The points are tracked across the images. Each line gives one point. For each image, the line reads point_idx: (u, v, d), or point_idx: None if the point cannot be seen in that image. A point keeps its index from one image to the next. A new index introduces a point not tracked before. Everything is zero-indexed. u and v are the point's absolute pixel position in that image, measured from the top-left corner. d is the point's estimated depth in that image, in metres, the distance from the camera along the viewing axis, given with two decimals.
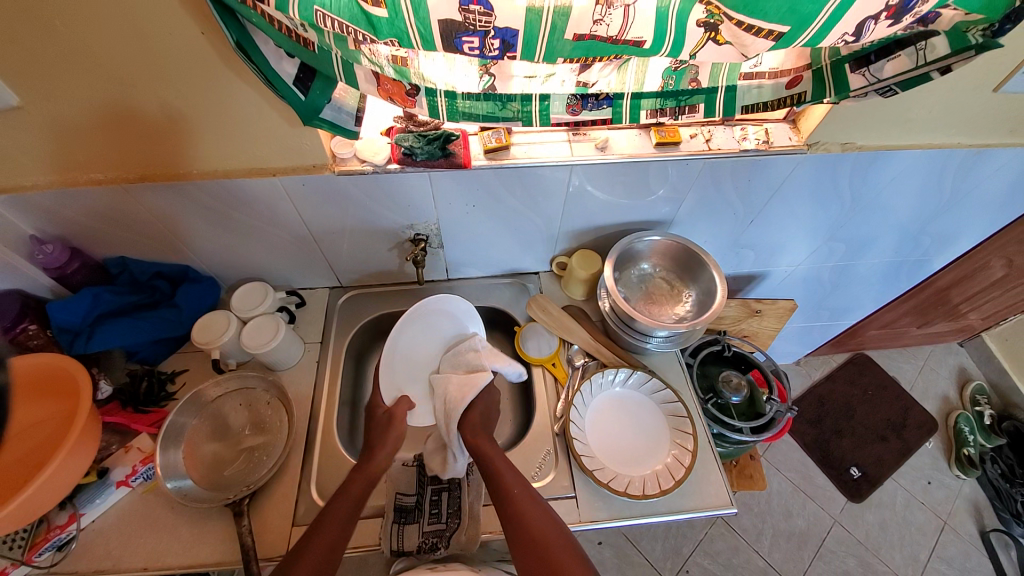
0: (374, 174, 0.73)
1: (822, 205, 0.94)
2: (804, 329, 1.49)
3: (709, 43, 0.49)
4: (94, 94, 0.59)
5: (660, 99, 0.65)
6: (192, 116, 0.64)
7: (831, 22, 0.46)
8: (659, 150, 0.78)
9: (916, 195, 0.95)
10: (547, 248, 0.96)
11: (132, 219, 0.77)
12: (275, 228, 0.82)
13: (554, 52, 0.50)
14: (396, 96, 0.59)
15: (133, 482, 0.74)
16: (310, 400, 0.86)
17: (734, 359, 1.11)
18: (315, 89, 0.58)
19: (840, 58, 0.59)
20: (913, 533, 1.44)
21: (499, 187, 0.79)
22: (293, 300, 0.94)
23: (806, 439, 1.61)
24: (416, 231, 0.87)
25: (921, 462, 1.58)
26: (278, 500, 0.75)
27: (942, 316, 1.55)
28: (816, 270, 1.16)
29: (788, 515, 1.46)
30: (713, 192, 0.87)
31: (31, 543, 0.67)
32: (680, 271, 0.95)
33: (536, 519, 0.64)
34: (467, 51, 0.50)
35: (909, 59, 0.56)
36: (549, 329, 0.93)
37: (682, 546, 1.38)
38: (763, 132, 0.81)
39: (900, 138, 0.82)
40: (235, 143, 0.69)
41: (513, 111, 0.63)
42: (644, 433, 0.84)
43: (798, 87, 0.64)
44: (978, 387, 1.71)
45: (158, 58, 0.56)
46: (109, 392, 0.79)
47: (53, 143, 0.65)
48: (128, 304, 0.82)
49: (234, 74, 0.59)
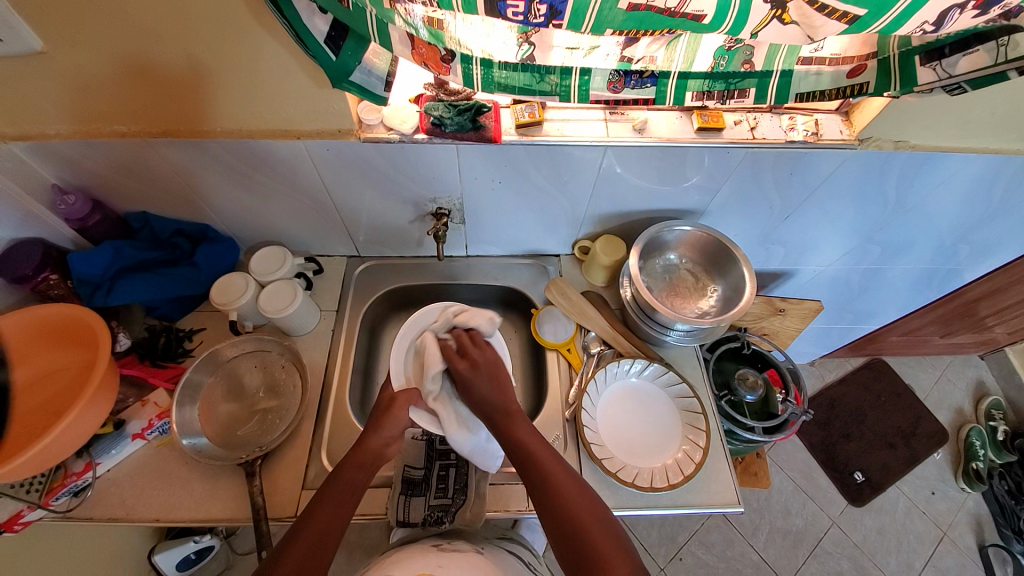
0: (401, 143, 0.71)
1: (863, 206, 0.89)
2: (824, 330, 1.45)
3: (773, 22, 0.45)
4: (116, 42, 0.57)
5: (708, 81, 0.60)
6: (218, 72, 0.62)
7: (912, 9, 0.42)
8: (700, 135, 0.74)
9: (964, 201, 0.90)
10: (571, 230, 0.94)
11: (154, 174, 0.76)
12: (298, 194, 0.81)
13: (604, 23, 0.46)
14: (430, 62, 0.55)
15: (148, 435, 0.75)
16: (324, 368, 0.86)
17: (752, 357, 1.10)
18: (346, 49, 0.54)
19: (909, 49, 0.54)
20: (911, 541, 1.44)
21: (527, 164, 0.76)
22: (311, 267, 0.93)
23: (812, 440, 1.60)
24: (438, 204, 0.84)
25: (927, 472, 1.56)
26: (289, 463, 0.76)
27: (967, 328, 1.50)
28: (845, 271, 1.12)
29: (786, 513, 1.46)
30: (751, 184, 0.83)
31: (48, 488, 0.68)
32: (708, 265, 0.92)
33: (555, 477, 0.62)
34: (511, 16, 0.46)
35: (988, 55, 0.51)
36: (566, 314, 0.91)
37: (677, 535, 1.40)
38: (813, 123, 0.76)
39: (956, 140, 0.77)
40: (260, 102, 0.66)
41: (552, 85, 0.60)
42: (656, 425, 0.83)
43: (859, 78, 0.58)
44: (995, 402, 1.67)
45: (186, 10, 0.53)
46: (127, 344, 0.80)
47: (79, 92, 0.64)
48: (149, 259, 0.82)
49: (263, 28, 0.56)
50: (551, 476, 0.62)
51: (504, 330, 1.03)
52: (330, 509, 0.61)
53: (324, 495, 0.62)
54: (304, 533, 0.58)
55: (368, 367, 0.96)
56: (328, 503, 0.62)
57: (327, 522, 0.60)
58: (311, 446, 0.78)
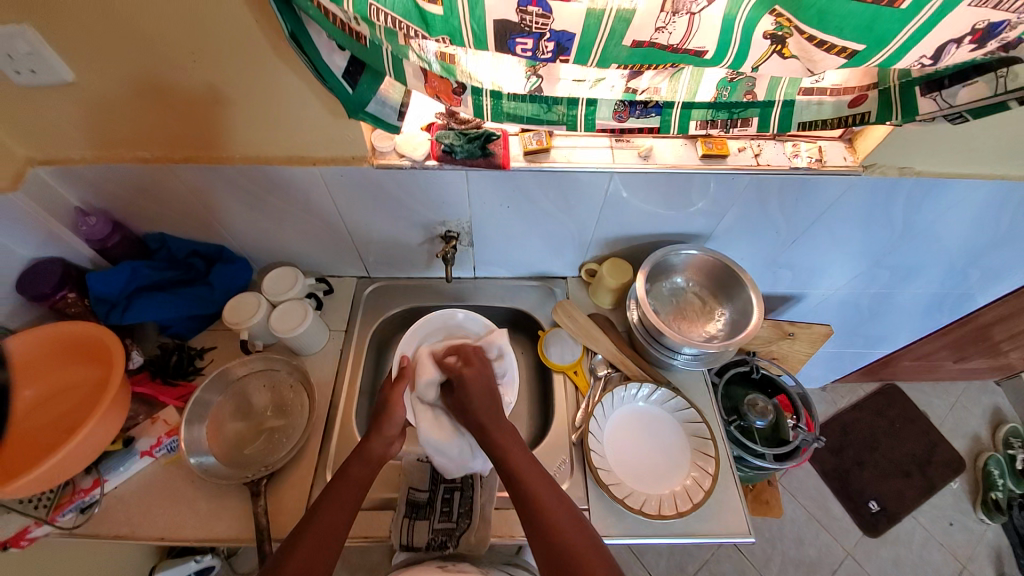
0: (412, 169, 0.73)
1: (869, 230, 0.89)
2: (835, 354, 1.43)
3: (773, 56, 0.47)
4: (144, 74, 0.60)
5: (712, 110, 0.62)
6: (238, 101, 0.65)
7: (905, 48, 0.44)
8: (705, 162, 0.75)
9: (971, 226, 0.89)
10: (577, 253, 0.95)
11: (171, 197, 0.78)
12: (312, 217, 0.83)
13: (609, 59, 0.48)
14: (442, 94, 0.57)
15: (156, 453, 0.76)
16: (331, 388, 0.87)
17: (761, 382, 1.09)
18: (363, 84, 0.57)
19: (909, 80, 0.55)
20: (930, 575, 1.38)
21: (534, 189, 0.77)
22: (321, 287, 0.95)
23: (826, 467, 1.56)
24: (447, 227, 0.86)
25: (944, 502, 1.51)
26: (293, 484, 0.76)
27: (982, 353, 1.47)
28: (855, 295, 1.11)
29: (799, 543, 1.42)
30: (756, 209, 0.84)
31: (56, 503, 0.70)
32: (715, 288, 0.92)
33: (541, 494, 0.63)
34: (520, 53, 0.48)
35: (988, 85, 0.52)
36: (574, 336, 0.91)
37: (686, 564, 1.36)
38: (816, 150, 0.77)
39: (960, 167, 0.77)
40: (279, 132, 0.69)
41: (558, 115, 0.61)
42: (665, 450, 0.82)
43: (861, 107, 0.59)
44: (1014, 429, 1.62)
45: (211, 45, 0.57)
46: (140, 362, 0.82)
47: (105, 120, 0.67)
48: (164, 279, 0.85)
49: (282, 61, 0.59)
50: (536, 497, 0.63)
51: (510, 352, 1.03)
52: (333, 509, 0.63)
53: (328, 495, 0.64)
54: (309, 534, 0.60)
55: (375, 387, 0.96)
56: (334, 504, 0.63)
57: (331, 528, 0.61)
58: (316, 466, 0.78)
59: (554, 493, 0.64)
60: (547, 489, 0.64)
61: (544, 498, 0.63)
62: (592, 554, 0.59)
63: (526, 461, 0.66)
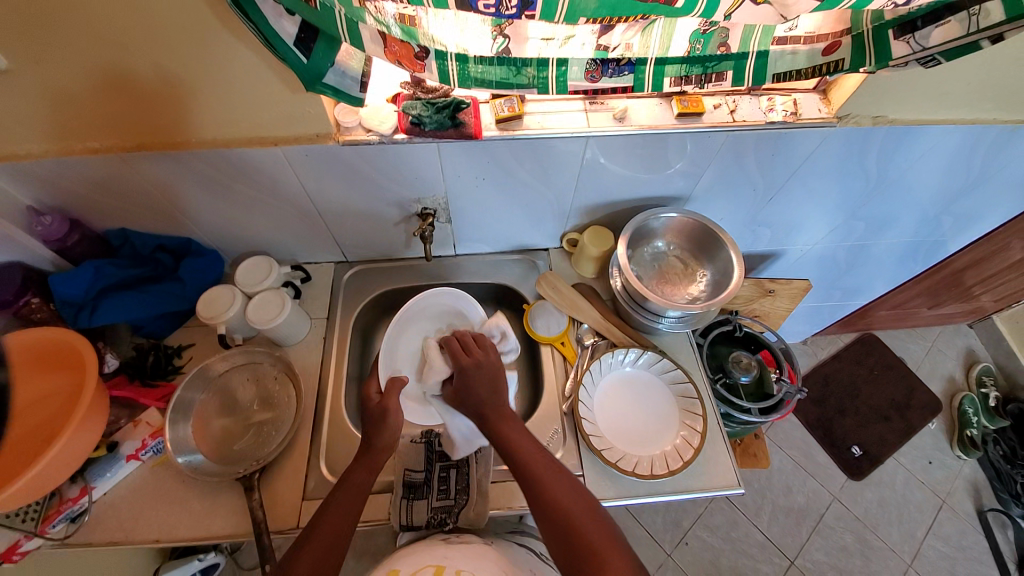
0: (381, 144, 0.70)
1: (846, 183, 0.90)
2: (815, 308, 1.47)
3: (745, 2, 0.45)
4: (85, 57, 0.56)
5: (685, 65, 0.60)
6: (189, 81, 0.60)
7: None
8: (681, 121, 0.74)
9: (944, 173, 0.90)
10: (558, 223, 0.93)
11: (130, 190, 0.74)
12: (281, 203, 0.80)
13: (576, 11, 0.46)
14: (404, 60, 0.54)
15: (142, 456, 0.74)
16: (317, 376, 0.85)
17: (744, 339, 1.11)
18: (318, 51, 0.53)
19: (882, 24, 0.54)
20: (911, 510, 1.47)
21: (510, 159, 0.75)
22: (299, 274, 0.92)
23: (810, 417, 1.62)
24: (423, 205, 0.84)
25: (922, 443, 1.58)
26: (288, 474, 0.75)
27: (954, 298, 1.53)
28: (833, 249, 1.13)
29: (788, 491, 1.48)
30: (734, 167, 0.83)
31: (43, 516, 0.68)
32: (695, 249, 0.92)
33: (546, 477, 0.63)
34: (482, 9, 0.46)
35: (959, 25, 0.51)
36: (558, 307, 0.91)
37: (682, 519, 1.42)
38: (791, 103, 0.76)
39: (934, 113, 0.78)
40: (237, 112, 0.65)
41: (528, 78, 0.59)
42: (654, 413, 0.83)
43: (835, 54, 0.58)
44: (985, 368, 1.70)
45: (153, 21, 0.52)
46: (115, 365, 0.79)
47: (45, 110, 0.62)
48: (131, 277, 0.81)
49: (231, 34, 0.55)
50: (540, 478, 0.63)
51: None
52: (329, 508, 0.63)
53: (333, 500, 0.65)
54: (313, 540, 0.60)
55: (362, 372, 0.95)
56: (337, 509, 0.64)
57: (336, 528, 0.62)
58: (310, 455, 0.77)
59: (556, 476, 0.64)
60: (582, 510, 0.60)
61: (545, 481, 0.62)
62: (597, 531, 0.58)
63: (561, 482, 0.63)
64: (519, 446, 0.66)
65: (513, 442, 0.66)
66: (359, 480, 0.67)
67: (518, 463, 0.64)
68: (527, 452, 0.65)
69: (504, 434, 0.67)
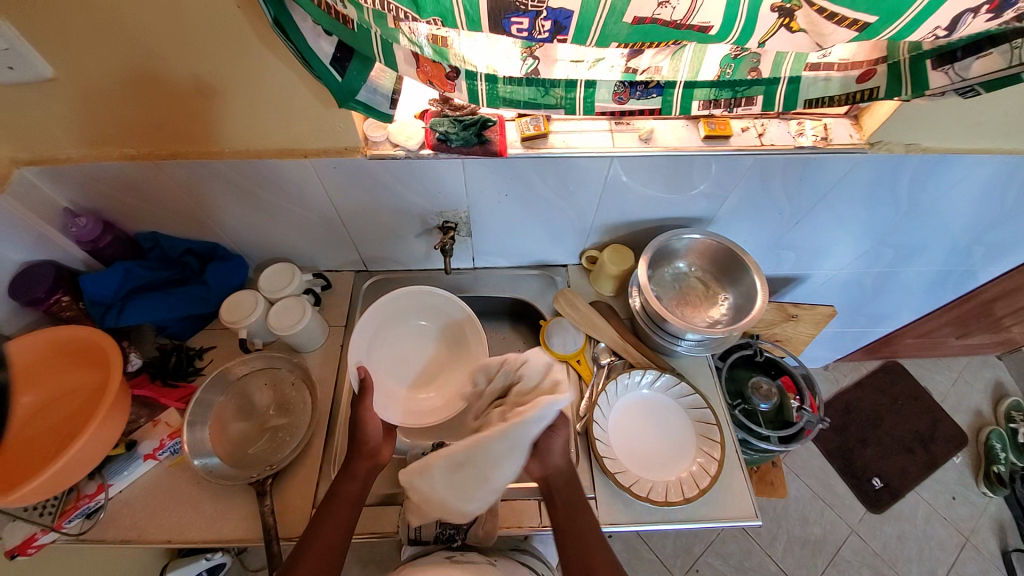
0: (407, 159, 0.71)
1: (875, 209, 0.88)
2: (837, 334, 1.43)
3: (781, 30, 0.45)
4: (129, 68, 0.58)
5: (714, 89, 0.60)
6: (225, 94, 0.62)
7: (924, 16, 0.41)
8: (707, 143, 0.73)
9: (978, 202, 0.88)
10: (577, 240, 0.93)
11: (163, 195, 0.76)
12: (306, 212, 0.81)
13: (609, 37, 0.46)
14: (435, 80, 0.56)
15: (159, 456, 0.75)
16: (333, 384, 0.86)
17: (764, 364, 1.08)
18: (353, 70, 0.54)
19: (920, 54, 0.53)
20: (935, 548, 1.40)
21: (534, 176, 0.75)
22: (320, 283, 0.92)
23: (829, 446, 1.57)
24: (445, 218, 0.84)
25: (948, 478, 1.52)
26: (300, 481, 0.76)
27: (985, 328, 1.47)
28: (858, 275, 1.10)
29: (804, 522, 1.43)
30: (760, 191, 0.82)
31: (61, 510, 0.69)
32: (717, 272, 0.91)
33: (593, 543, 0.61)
34: (516, 33, 0.46)
35: (1001, 58, 0.50)
36: (575, 325, 0.90)
37: (693, 545, 1.38)
38: (822, 127, 0.75)
39: (970, 142, 0.76)
40: (268, 124, 0.67)
41: (556, 99, 0.59)
42: (669, 437, 0.81)
43: (869, 82, 0.57)
44: (1016, 403, 1.63)
45: (195, 36, 0.55)
46: (138, 364, 0.80)
47: (87, 117, 0.64)
48: (159, 279, 0.83)
49: (268, 49, 0.56)
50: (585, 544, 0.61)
51: (513, 342, 1.02)
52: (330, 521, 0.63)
53: (327, 509, 0.65)
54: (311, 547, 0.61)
55: None
56: (331, 520, 0.64)
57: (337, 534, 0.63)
58: (322, 463, 0.78)
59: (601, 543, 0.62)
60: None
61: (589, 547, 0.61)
62: None
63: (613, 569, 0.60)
64: (574, 518, 0.63)
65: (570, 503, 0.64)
66: (350, 491, 0.66)
67: (569, 535, 0.62)
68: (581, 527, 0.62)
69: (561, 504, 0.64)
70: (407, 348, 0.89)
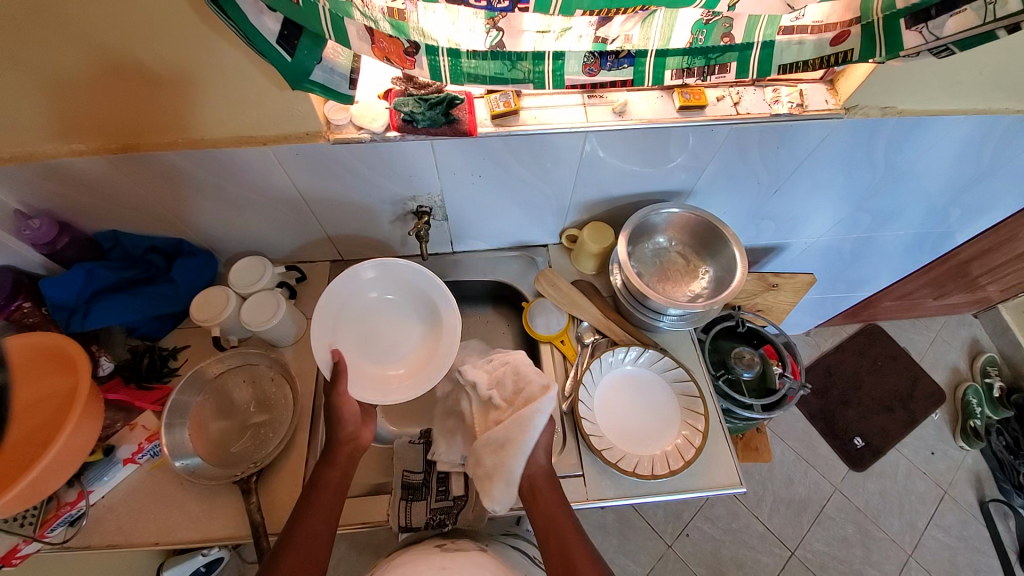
0: (373, 143, 0.68)
1: (852, 175, 0.88)
2: (818, 300, 1.45)
3: None
4: (68, 59, 0.54)
5: (687, 57, 0.58)
6: (175, 80, 0.58)
7: None
8: (683, 114, 0.71)
9: (954, 164, 0.88)
10: (556, 219, 0.91)
11: (120, 192, 0.73)
12: (273, 202, 0.78)
13: (572, 5, 0.44)
14: (393, 57, 0.52)
15: (139, 460, 0.74)
16: (314, 377, 0.84)
17: (746, 334, 1.10)
18: (303, 49, 0.51)
19: (894, 12, 0.52)
20: (912, 501, 1.47)
21: (507, 155, 0.73)
22: (294, 275, 0.91)
23: (812, 409, 1.62)
24: (419, 203, 0.82)
25: (925, 434, 1.58)
26: (286, 476, 0.75)
27: (960, 288, 1.51)
28: (837, 241, 1.11)
29: (789, 483, 1.48)
30: (738, 161, 0.81)
31: (42, 520, 0.66)
32: (698, 246, 0.90)
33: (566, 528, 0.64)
34: (473, 2, 0.43)
35: (976, 15, 0.49)
36: (557, 305, 0.89)
37: (683, 512, 1.42)
38: (797, 94, 0.73)
39: (946, 102, 0.75)
40: (223, 110, 0.63)
41: (524, 72, 0.57)
42: (654, 411, 0.82)
43: (844, 44, 0.56)
44: (990, 358, 1.69)
45: (133, 19, 0.50)
46: (110, 368, 0.78)
47: (27, 112, 0.60)
48: (124, 279, 0.79)
49: (212, 31, 0.53)
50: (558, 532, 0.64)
51: (496, 325, 1.01)
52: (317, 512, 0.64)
53: (310, 499, 0.65)
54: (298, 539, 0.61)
55: None
56: (317, 510, 0.64)
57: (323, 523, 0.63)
58: (308, 457, 0.77)
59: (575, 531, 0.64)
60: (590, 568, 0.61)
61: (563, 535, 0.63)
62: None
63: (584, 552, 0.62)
64: (546, 503, 0.66)
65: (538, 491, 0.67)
66: (334, 478, 0.67)
67: (540, 519, 0.65)
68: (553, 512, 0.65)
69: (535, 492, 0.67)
70: (377, 325, 0.83)
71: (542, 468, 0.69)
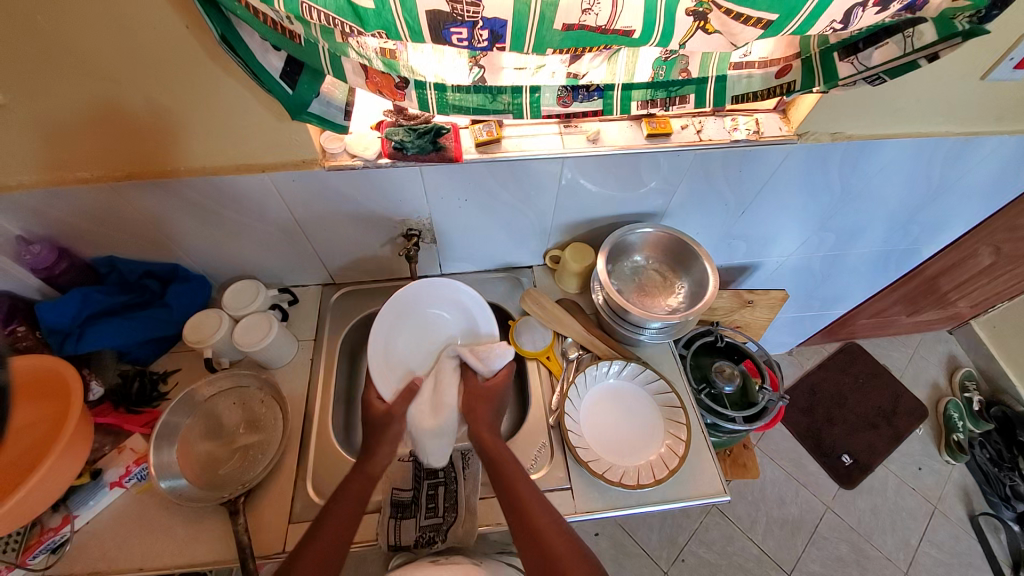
0: (365, 169, 0.73)
1: (813, 196, 0.95)
2: (796, 318, 1.50)
3: (698, 31, 0.49)
4: (85, 94, 0.59)
5: (650, 90, 0.65)
6: (180, 112, 0.63)
7: (815, 14, 0.47)
8: (650, 141, 0.78)
9: (905, 183, 0.95)
10: (539, 241, 0.96)
11: (121, 219, 0.76)
12: (267, 226, 0.82)
13: (543, 43, 0.50)
14: (385, 89, 0.58)
15: (126, 483, 0.73)
16: (304, 398, 0.85)
17: (727, 350, 1.12)
18: (303, 83, 0.57)
19: (828, 46, 0.59)
20: (904, 518, 1.47)
21: (491, 180, 0.78)
22: (286, 298, 0.93)
23: (798, 427, 1.64)
24: (408, 226, 0.86)
25: (911, 449, 1.60)
26: (275, 497, 0.75)
27: (932, 304, 1.57)
28: (806, 260, 1.17)
29: (781, 503, 1.48)
30: (704, 184, 0.87)
31: (25, 546, 0.67)
32: (672, 263, 0.95)
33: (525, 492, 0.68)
34: (456, 42, 0.49)
35: (897, 46, 0.56)
36: (543, 322, 0.93)
37: (677, 536, 1.40)
38: (754, 122, 0.81)
39: (890, 127, 0.83)
40: (222, 140, 0.68)
41: (503, 104, 0.63)
42: (638, 423, 0.84)
43: (787, 76, 0.63)
44: (967, 373, 1.74)
45: (150, 60, 0.56)
46: (101, 393, 0.79)
47: (39, 143, 0.64)
48: (117, 303, 0.81)
49: (220, 69, 0.58)
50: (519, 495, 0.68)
51: None
52: (339, 521, 0.65)
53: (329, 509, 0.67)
54: (313, 547, 0.63)
55: (349, 393, 0.95)
56: (339, 518, 0.66)
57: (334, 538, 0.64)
58: (296, 478, 0.77)
59: (535, 498, 0.68)
60: (562, 541, 0.64)
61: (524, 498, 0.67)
62: (558, 538, 0.64)
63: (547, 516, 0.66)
64: (541, 529, 0.64)
65: (490, 447, 0.72)
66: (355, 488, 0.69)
67: (506, 488, 0.69)
68: (533, 508, 0.66)
69: (525, 510, 0.66)
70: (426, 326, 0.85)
71: (488, 426, 0.74)
